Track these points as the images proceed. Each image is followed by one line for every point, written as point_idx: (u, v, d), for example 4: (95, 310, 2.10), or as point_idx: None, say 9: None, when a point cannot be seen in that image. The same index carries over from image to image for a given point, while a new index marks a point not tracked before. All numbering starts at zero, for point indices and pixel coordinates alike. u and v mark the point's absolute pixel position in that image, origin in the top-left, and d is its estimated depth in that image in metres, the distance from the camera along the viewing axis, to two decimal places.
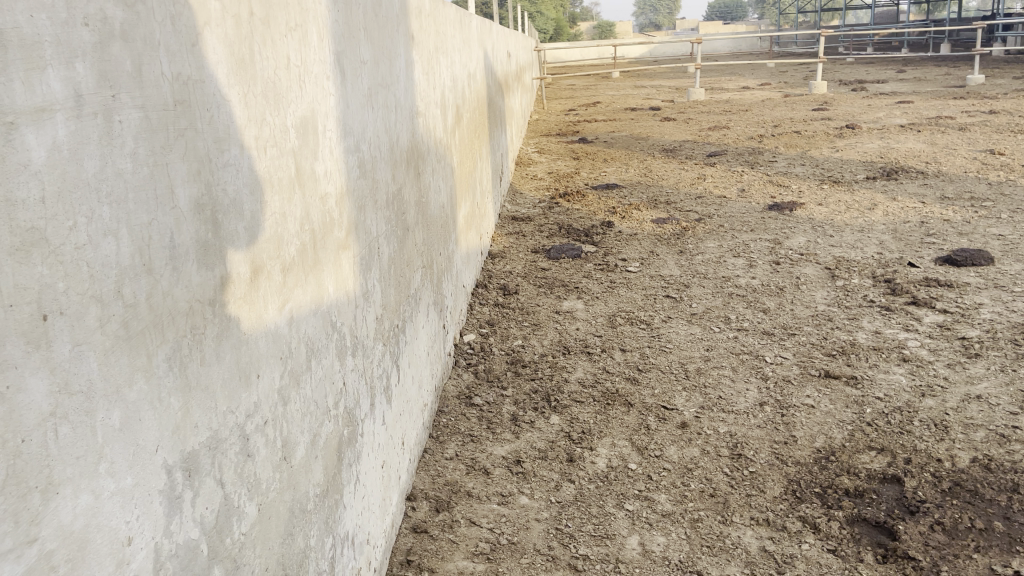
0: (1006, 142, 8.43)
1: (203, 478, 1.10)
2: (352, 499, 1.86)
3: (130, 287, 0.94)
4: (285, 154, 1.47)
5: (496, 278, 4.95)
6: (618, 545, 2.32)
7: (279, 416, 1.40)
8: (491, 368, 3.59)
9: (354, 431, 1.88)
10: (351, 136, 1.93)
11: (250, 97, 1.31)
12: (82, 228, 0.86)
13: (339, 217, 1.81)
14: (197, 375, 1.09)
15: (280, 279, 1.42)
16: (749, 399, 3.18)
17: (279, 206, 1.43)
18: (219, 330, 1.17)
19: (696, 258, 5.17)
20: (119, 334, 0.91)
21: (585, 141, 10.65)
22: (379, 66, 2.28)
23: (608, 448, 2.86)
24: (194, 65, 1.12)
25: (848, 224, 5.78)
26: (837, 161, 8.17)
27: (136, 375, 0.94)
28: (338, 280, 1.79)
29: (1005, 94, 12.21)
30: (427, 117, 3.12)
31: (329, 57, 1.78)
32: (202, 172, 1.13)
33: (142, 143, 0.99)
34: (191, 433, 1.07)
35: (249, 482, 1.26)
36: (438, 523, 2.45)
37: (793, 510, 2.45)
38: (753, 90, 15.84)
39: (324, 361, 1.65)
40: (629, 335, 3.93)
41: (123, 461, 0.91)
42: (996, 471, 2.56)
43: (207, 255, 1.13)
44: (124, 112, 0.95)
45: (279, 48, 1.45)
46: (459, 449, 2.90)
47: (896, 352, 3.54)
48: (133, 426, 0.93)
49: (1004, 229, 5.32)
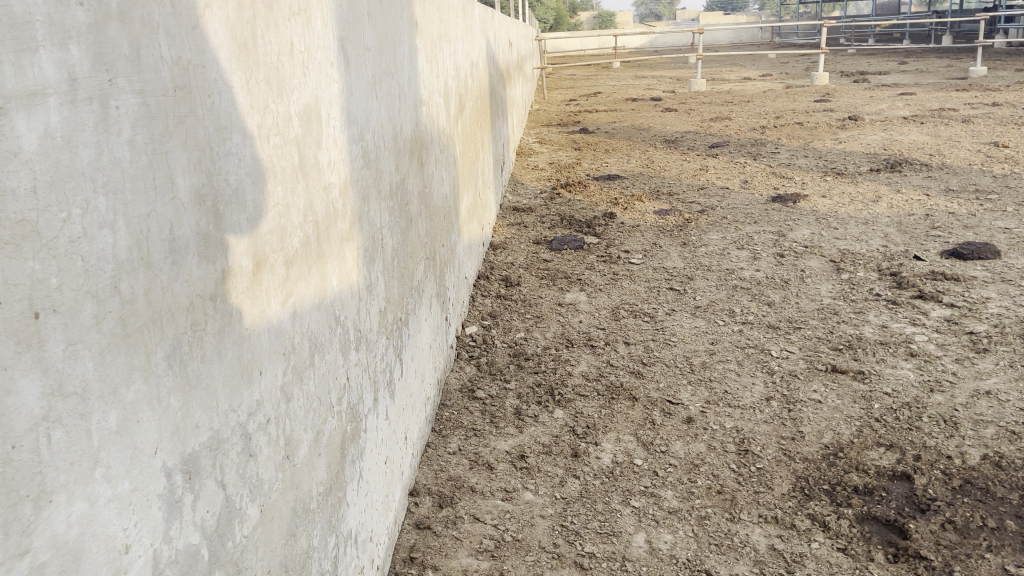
0: (1011, 134, 8.37)
1: (203, 480, 1.06)
2: (355, 497, 1.82)
3: (127, 282, 0.90)
4: (288, 143, 1.42)
5: (499, 269, 4.90)
6: (625, 543, 2.28)
7: (282, 414, 1.35)
8: (493, 361, 3.54)
9: (357, 427, 1.84)
10: (354, 125, 1.88)
11: (253, 82, 1.26)
12: (77, 220, 0.81)
13: (343, 208, 1.76)
14: (197, 372, 1.05)
15: (283, 272, 1.37)
16: (755, 393, 3.14)
17: (282, 196, 1.38)
18: (220, 325, 1.12)
19: (699, 250, 5.13)
20: (116, 332, 0.87)
21: (586, 131, 10.58)
22: (383, 54, 2.23)
23: (613, 443, 2.82)
24: (194, 48, 1.07)
25: (852, 216, 5.73)
26: (840, 152, 8.12)
27: (134, 374, 0.90)
28: (342, 273, 1.74)
29: (1008, 86, 12.14)
30: (430, 106, 3.06)
31: (333, 43, 1.72)
32: (203, 161, 1.09)
33: (140, 130, 0.94)
34: (191, 434, 1.03)
35: (251, 482, 1.21)
36: (441, 520, 2.41)
37: (802, 508, 2.41)
38: (755, 81, 15.75)
39: (327, 356, 1.61)
40: (633, 328, 3.89)
41: (120, 465, 0.86)
42: (1007, 469, 2.53)
43: (207, 248, 1.08)
44: (122, 98, 0.90)
45: (282, 33, 1.40)
46: (462, 443, 2.86)
47: (904, 347, 3.50)
48: (130, 427, 0.89)
49: (1011, 223, 5.27)
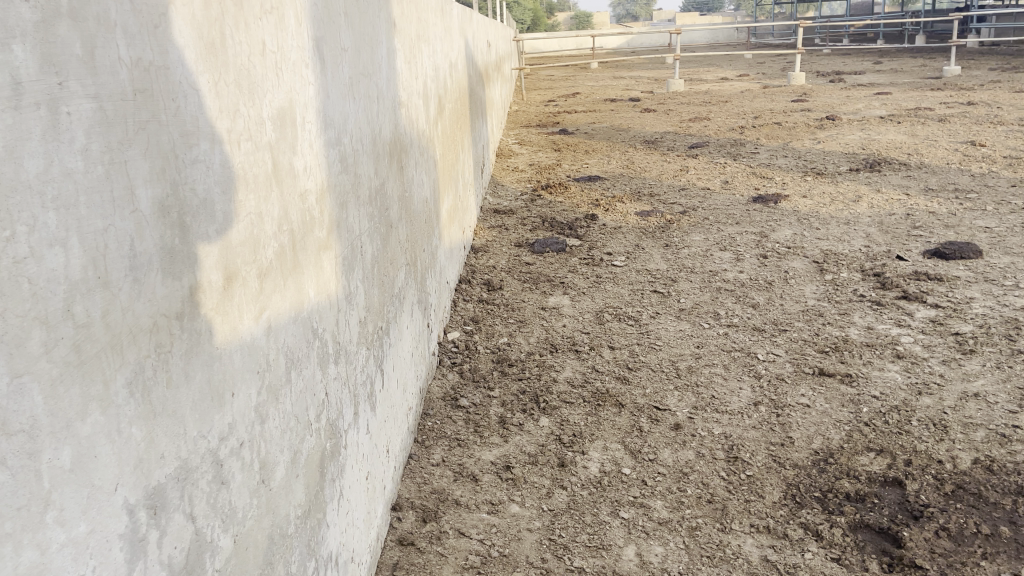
0: (987, 134, 8.41)
1: (170, 514, 0.98)
2: (335, 517, 1.74)
3: (82, 305, 0.82)
4: (261, 149, 1.34)
5: (480, 273, 4.83)
6: (615, 556, 2.22)
7: (256, 436, 1.28)
8: (477, 368, 3.47)
9: (337, 444, 1.76)
10: (331, 128, 1.81)
11: (221, 85, 1.18)
12: (23, 238, 0.74)
13: (320, 215, 1.69)
14: (163, 399, 0.97)
15: (256, 286, 1.30)
16: (743, 398, 3.10)
17: (255, 205, 1.31)
18: (189, 345, 1.04)
19: (682, 252, 5.08)
20: (69, 360, 0.80)
21: (566, 132, 10.53)
22: (360, 54, 2.15)
23: (600, 452, 2.76)
24: (157, 49, 0.99)
25: (833, 216, 5.72)
26: (820, 152, 8.13)
27: (89, 406, 0.82)
28: (319, 283, 1.66)
29: (982, 86, 12.23)
30: (409, 107, 2.99)
31: (308, 43, 1.65)
32: (167, 170, 1.01)
33: (96, 138, 0.86)
34: (156, 466, 0.95)
35: (223, 512, 1.14)
36: (425, 535, 2.34)
37: (793, 516, 2.36)
38: (732, 82, 15.78)
39: (304, 372, 1.53)
40: (618, 331, 3.83)
41: (75, 506, 0.79)
42: (999, 473, 2.49)
43: (173, 264, 1.01)
44: (73, 103, 0.83)
45: (253, 33, 1.32)
46: (445, 455, 2.79)
47: (890, 349, 3.47)
48: (87, 463, 0.81)
49: (990, 222, 5.28)
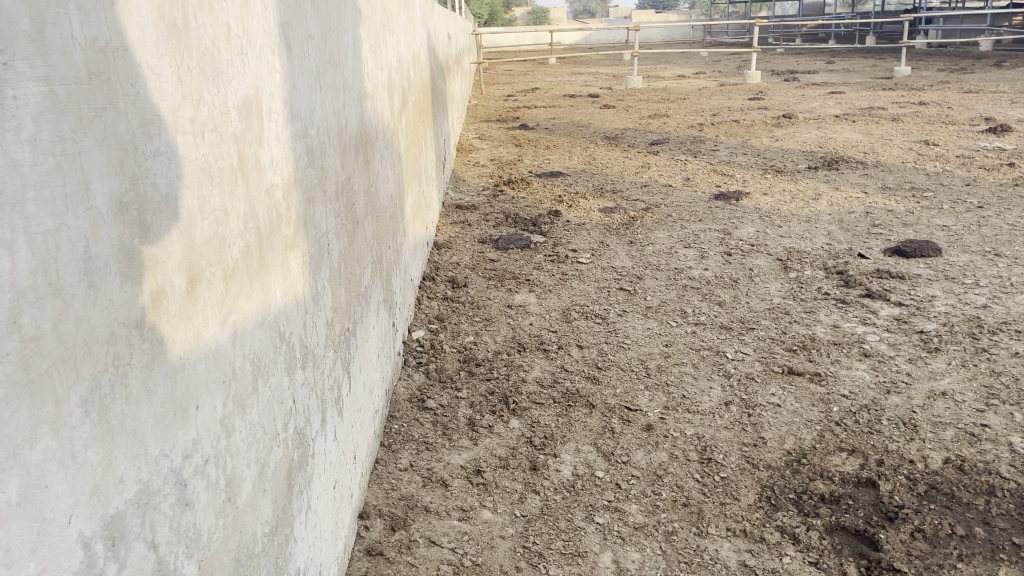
0: (939, 133, 8.55)
1: (129, 544, 0.89)
2: (303, 530, 1.65)
3: (31, 315, 0.73)
4: (226, 141, 1.24)
5: (445, 270, 4.74)
6: (591, 564, 2.16)
7: (221, 451, 1.18)
8: (443, 369, 3.38)
9: (304, 453, 1.67)
10: (298, 119, 1.70)
11: (184, 70, 1.08)
12: None
13: (287, 212, 1.59)
14: (123, 416, 0.87)
15: (221, 288, 1.20)
16: (714, 398, 3.06)
17: (220, 201, 1.21)
18: (150, 356, 0.95)
19: (647, 249, 5.05)
20: (15, 379, 0.70)
21: (526, 127, 10.46)
22: (326, 42, 2.05)
23: (573, 454, 2.70)
24: (115, 28, 0.89)
25: (795, 214, 5.75)
26: (779, 149, 8.18)
27: (40, 429, 0.73)
28: (286, 284, 1.57)
29: (931, 86, 12.48)
30: (374, 99, 2.88)
31: (274, 28, 1.55)
32: (125, 163, 0.91)
33: (45, 126, 0.76)
34: (116, 492, 0.85)
35: (188, 537, 1.04)
36: (394, 544, 2.25)
37: (769, 519, 2.33)
38: (689, 79, 15.86)
39: (271, 379, 1.44)
40: (585, 330, 3.77)
41: (23, 544, 0.70)
42: (970, 473, 2.50)
43: (132, 266, 0.91)
44: (20, 87, 0.73)
45: (218, 15, 1.22)
46: (413, 459, 2.70)
47: (856, 347, 3.48)
48: (36, 495, 0.72)
49: (947, 221, 5.35)
